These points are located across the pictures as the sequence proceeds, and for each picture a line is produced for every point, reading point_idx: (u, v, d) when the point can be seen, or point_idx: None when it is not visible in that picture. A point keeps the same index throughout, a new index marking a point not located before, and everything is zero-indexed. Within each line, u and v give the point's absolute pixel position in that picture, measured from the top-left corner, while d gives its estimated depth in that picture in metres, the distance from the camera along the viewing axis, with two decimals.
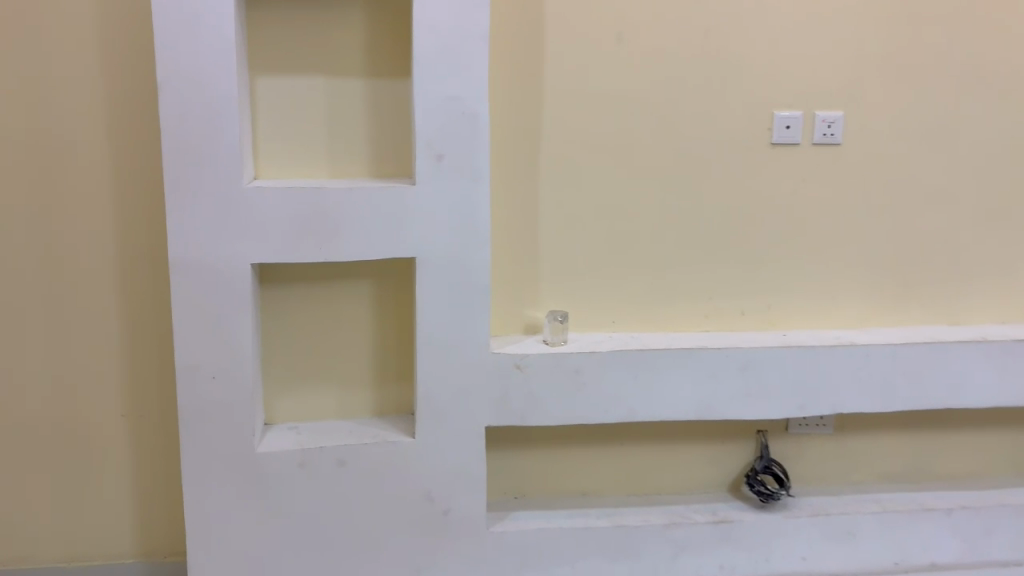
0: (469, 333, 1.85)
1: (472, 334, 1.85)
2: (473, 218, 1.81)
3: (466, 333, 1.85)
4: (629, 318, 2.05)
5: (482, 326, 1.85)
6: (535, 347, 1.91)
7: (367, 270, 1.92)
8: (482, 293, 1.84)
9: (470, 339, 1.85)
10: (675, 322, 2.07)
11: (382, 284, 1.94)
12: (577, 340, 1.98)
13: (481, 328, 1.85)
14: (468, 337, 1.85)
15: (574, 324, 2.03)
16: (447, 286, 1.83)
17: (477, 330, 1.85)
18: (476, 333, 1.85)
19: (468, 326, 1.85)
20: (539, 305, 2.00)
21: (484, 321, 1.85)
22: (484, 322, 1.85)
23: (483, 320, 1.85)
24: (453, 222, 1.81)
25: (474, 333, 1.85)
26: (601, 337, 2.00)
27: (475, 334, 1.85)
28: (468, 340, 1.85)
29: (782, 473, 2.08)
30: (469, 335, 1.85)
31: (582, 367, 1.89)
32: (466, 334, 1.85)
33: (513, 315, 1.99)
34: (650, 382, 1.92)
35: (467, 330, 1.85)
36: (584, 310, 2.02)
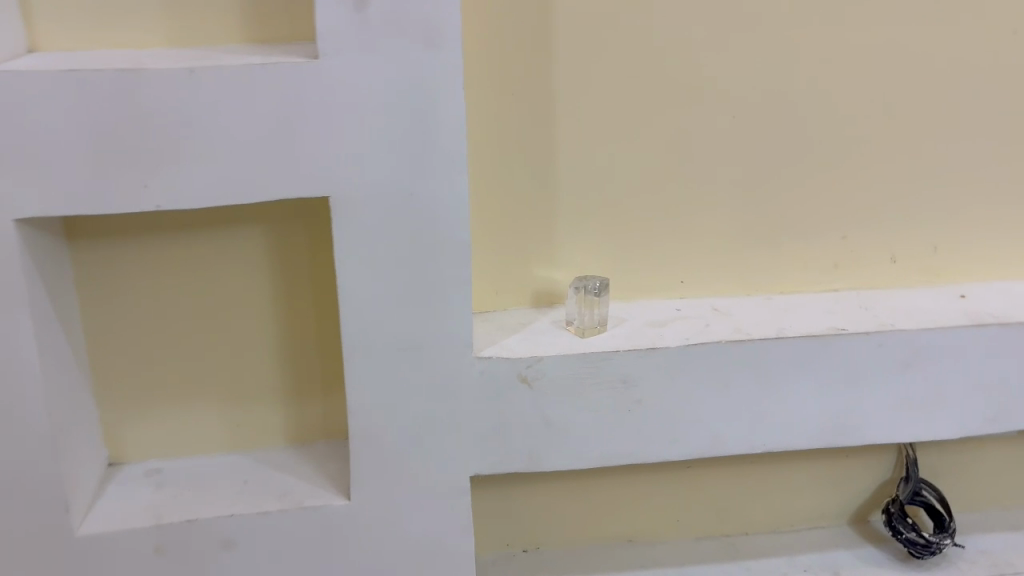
0: (436, 327, 1.05)
1: (441, 328, 1.05)
2: (435, 121, 0.97)
3: (432, 327, 1.05)
4: (707, 276, 1.23)
5: (458, 314, 1.04)
6: (552, 342, 1.11)
7: (259, 213, 1.10)
8: (457, 257, 1.02)
9: (438, 337, 1.05)
10: (782, 281, 1.25)
11: (286, 235, 1.12)
12: (622, 319, 1.18)
13: (457, 319, 1.05)
14: (434, 333, 1.05)
15: (617, 288, 1.22)
16: (392, 247, 1.01)
17: (451, 321, 1.05)
18: (447, 326, 1.05)
19: (433, 314, 1.04)
20: (558, 262, 1.18)
21: (461, 305, 1.04)
22: (461, 307, 1.04)
23: (459, 304, 1.04)
24: (397, 130, 0.97)
25: (445, 327, 1.05)
26: (663, 312, 1.19)
27: (445, 328, 1.05)
28: (434, 339, 1.05)
29: (942, 507, 1.32)
30: (437, 331, 1.05)
31: (633, 376, 1.10)
32: (432, 330, 1.05)
33: (514, 282, 1.18)
34: (748, 391, 1.14)
35: (433, 322, 1.04)
36: (633, 267, 1.21)
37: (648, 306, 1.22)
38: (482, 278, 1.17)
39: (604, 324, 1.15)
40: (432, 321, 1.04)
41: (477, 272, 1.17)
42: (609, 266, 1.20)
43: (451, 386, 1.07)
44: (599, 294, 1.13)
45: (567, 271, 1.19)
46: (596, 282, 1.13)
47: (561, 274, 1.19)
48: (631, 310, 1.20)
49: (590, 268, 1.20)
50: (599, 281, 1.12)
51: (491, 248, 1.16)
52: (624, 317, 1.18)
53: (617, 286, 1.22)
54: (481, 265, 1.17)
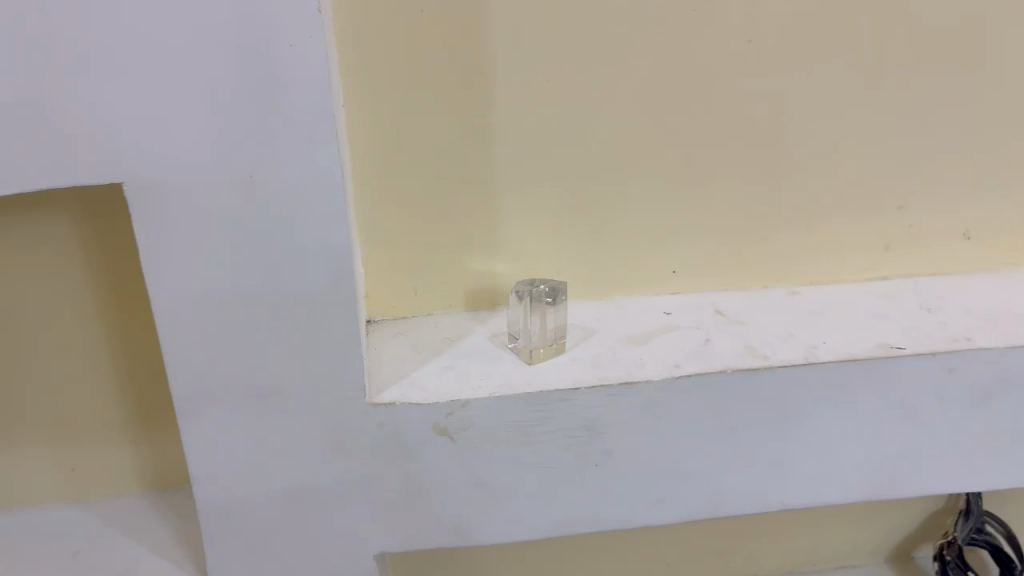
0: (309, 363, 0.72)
1: (317, 365, 0.72)
2: (274, 71, 0.60)
3: (302, 363, 0.72)
4: (708, 263, 0.90)
5: (340, 344, 0.72)
6: (486, 373, 0.79)
7: (47, 209, 0.74)
8: (330, 269, 0.68)
9: (312, 377, 0.73)
10: (811, 266, 0.92)
11: (96, 235, 0.76)
12: (588, 330, 0.84)
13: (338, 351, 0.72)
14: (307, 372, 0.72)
15: (585, 282, 0.89)
16: (228, 255, 0.67)
17: (329, 355, 0.72)
18: (324, 362, 0.72)
19: (302, 347, 0.71)
20: (499, 251, 0.85)
21: (343, 333, 0.71)
22: (343, 334, 0.71)
23: (340, 332, 0.71)
24: (210, 87, 0.60)
25: (323, 364, 0.72)
26: (647, 319, 0.86)
27: (322, 364, 0.72)
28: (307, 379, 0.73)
29: (1012, 551, 1.02)
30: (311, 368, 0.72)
31: (600, 421, 0.78)
32: (303, 367, 0.72)
33: (438, 279, 0.85)
34: (761, 433, 0.81)
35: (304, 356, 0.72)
36: (605, 254, 0.87)
37: (628, 307, 0.89)
38: (394, 276, 0.84)
39: (562, 343, 0.81)
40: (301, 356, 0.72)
41: (385, 268, 0.83)
42: (571, 253, 0.87)
43: (339, 441, 0.75)
44: (553, 301, 0.80)
45: (513, 262, 0.86)
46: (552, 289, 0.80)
47: (503, 265, 0.86)
48: (602, 314, 0.87)
49: (545, 257, 0.86)
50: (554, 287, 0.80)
51: (401, 234, 0.82)
52: (591, 327, 0.85)
53: (583, 280, 0.89)
54: (389, 259, 0.83)
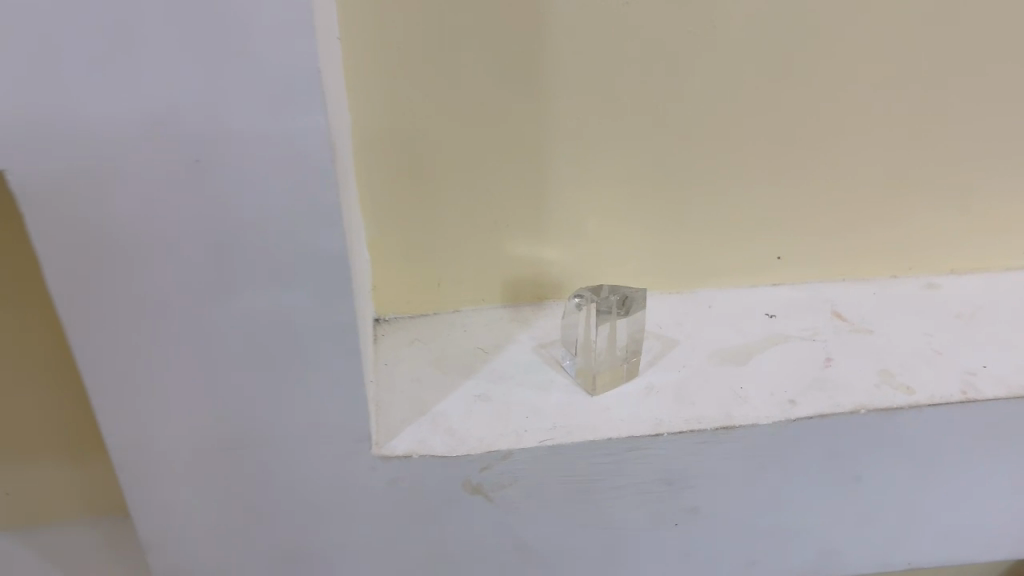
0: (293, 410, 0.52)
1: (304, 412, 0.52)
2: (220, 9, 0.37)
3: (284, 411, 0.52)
4: (824, 248, 0.68)
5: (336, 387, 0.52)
6: (533, 406, 0.59)
7: None
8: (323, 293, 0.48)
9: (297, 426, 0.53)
10: (956, 251, 0.70)
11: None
12: (667, 343, 0.64)
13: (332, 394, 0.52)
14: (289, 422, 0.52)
15: (661, 271, 0.68)
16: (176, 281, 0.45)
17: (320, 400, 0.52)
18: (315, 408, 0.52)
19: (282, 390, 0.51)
20: (550, 232, 0.64)
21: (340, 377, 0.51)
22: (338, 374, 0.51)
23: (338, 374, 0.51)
24: (125, 31, 0.37)
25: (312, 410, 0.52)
26: (744, 326, 0.65)
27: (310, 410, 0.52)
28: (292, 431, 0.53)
29: None
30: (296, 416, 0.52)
31: (684, 473, 0.58)
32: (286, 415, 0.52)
33: (469, 266, 0.65)
34: (896, 488, 0.61)
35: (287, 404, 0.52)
36: (689, 237, 0.66)
37: (716, 306, 0.68)
38: (409, 262, 0.64)
39: (635, 364, 0.61)
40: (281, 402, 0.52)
41: (398, 253, 0.63)
42: (645, 235, 0.65)
43: (337, 502, 0.56)
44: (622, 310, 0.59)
45: (567, 245, 0.65)
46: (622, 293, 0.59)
47: (555, 250, 0.65)
48: (684, 317, 0.66)
49: (609, 240, 0.65)
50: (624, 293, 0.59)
51: (418, 210, 0.61)
52: (672, 339, 0.64)
53: (659, 269, 0.67)
54: (405, 242, 0.63)
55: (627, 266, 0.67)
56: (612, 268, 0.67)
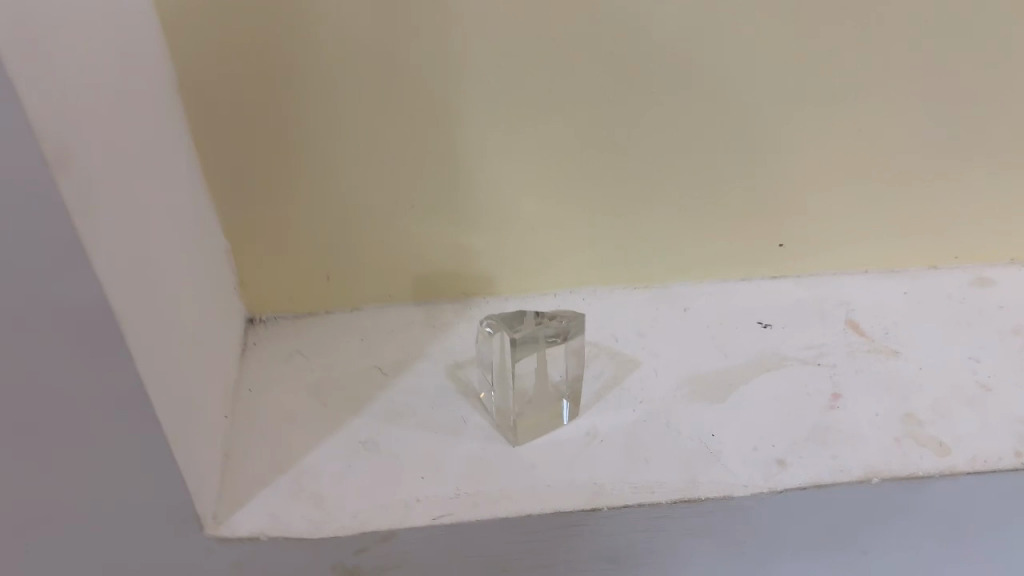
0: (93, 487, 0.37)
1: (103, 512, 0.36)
2: None
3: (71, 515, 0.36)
4: (841, 233, 0.51)
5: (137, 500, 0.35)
6: (432, 461, 0.44)
7: None
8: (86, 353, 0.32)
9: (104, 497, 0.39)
10: (1014, 237, 0.53)
11: None
12: (625, 365, 0.48)
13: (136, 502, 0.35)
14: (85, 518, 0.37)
15: (623, 264, 0.52)
16: None
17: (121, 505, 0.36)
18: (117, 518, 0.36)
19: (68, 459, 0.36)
20: (468, 207, 0.48)
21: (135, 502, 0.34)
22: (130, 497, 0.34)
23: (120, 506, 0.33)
24: None
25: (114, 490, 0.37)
26: (726, 340, 0.50)
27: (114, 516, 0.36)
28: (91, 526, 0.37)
29: None
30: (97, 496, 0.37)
31: (632, 552, 0.44)
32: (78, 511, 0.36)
33: (364, 253, 0.49)
34: (912, 561, 0.47)
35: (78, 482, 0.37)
36: (659, 217, 0.50)
37: (695, 310, 0.52)
38: (282, 250, 0.49)
39: (574, 402, 0.45)
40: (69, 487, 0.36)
41: (268, 232, 0.48)
42: (600, 213, 0.49)
43: None
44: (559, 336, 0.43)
45: (493, 227, 0.49)
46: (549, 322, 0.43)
47: (478, 232, 0.49)
48: (650, 325, 0.51)
49: (551, 220, 0.49)
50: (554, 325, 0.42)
51: (284, 175, 0.46)
52: (634, 359, 0.49)
53: (619, 258, 0.51)
54: (272, 219, 0.47)
55: (578, 253, 0.51)
56: (557, 260, 0.51)
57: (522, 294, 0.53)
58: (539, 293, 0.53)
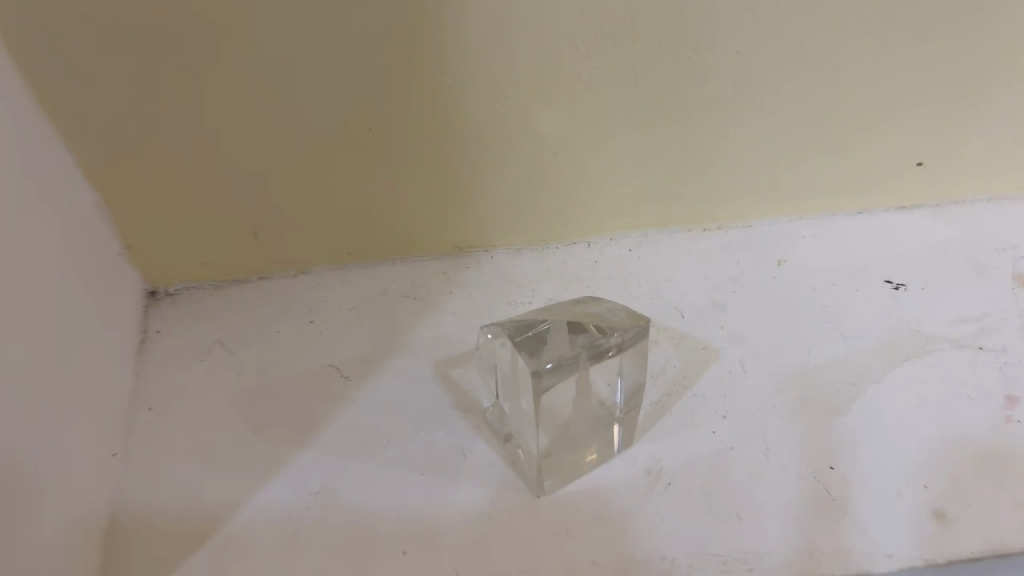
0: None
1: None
2: None
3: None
4: (1005, 145, 0.35)
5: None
6: (413, 515, 0.29)
7: None
8: None
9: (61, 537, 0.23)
10: None
11: None
12: (699, 358, 0.33)
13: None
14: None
15: (686, 199, 0.36)
16: None
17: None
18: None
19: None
20: (455, 130, 0.31)
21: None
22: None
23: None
24: None
25: None
26: (840, 308, 0.34)
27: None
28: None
29: None
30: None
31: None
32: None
33: (302, 195, 0.33)
34: None
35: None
36: (746, 131, 0.33)
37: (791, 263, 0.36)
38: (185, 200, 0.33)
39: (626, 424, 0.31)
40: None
41: (153, 174, 0.32)
42: (659, 128, 0.33)
43: None
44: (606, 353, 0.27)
45: (495, 156, 0.33)
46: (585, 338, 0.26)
47: (473, 163, 0.33)
48: (729, 291, 0.35)
49: (583, 140, 0.33)
50: (594, 348, 0.26)
51: (164, 89, 0.29)
52: (709, 346, 0.33)
53: (680, 191, 0.35)
54: (156, 155, 0.31)
55: (622, 186, 0.35)
56: (590, 196, 0.35)
57: (538, 244, 0.37)
58: (563, 240, 0.37)
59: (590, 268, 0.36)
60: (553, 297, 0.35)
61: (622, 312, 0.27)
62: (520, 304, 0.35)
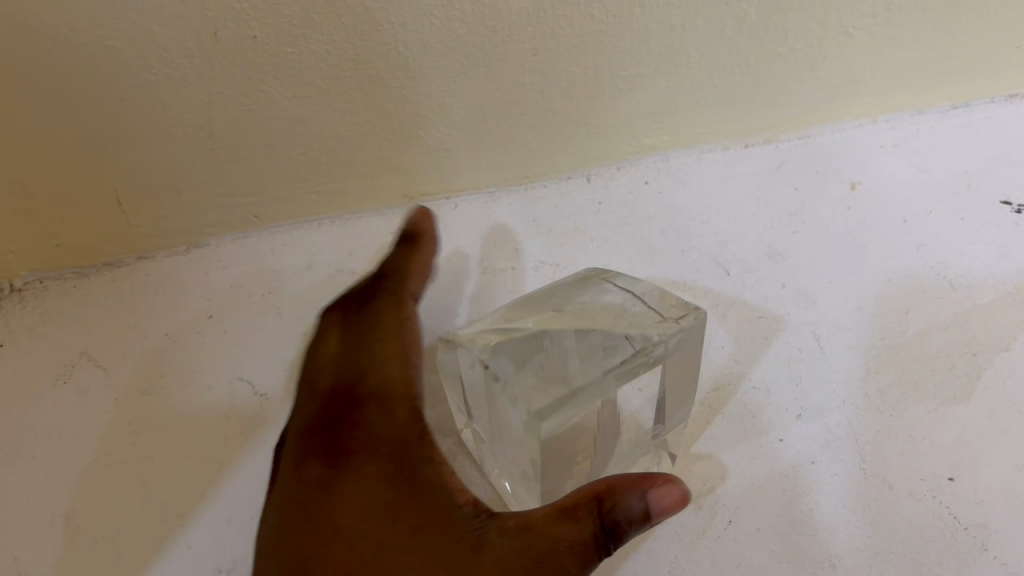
0: (325, 414, 0.20)
1: (399, 419, 0.19)
2: None
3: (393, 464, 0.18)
4: None
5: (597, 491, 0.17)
6: None
7: None
8: None
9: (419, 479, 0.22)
10: None
11: None
12: (754, 336, 0.24)
13: (593, 504, 0.17)
14: (376, 494, 0.18)
15: (717, 107, 0.26)
16: None
17: (565, 512, 0.17)
18: (556, 541, 0.16)
19: (340, 311, 0.22)
20: (379, 28, 0.21)
21: (636, 489, 0.17)
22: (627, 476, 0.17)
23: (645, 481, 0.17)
24: None
25: None
26: (943, 244, 0.25)
27: (529, 537, 0.17)
28: (369, 527, 0.17)
29: None
30: (367, 356, 0.21)
31: None
32: (387, 477, 0.18)
33: (173, 140, 0.23)
34: None
35: (310, 448, 0.19)
36: (803, 4, 0.23)
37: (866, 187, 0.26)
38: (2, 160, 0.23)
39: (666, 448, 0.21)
40: (330, 434, 0.19)
41: None
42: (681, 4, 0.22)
43: None
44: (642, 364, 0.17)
45: (446, 64, 0.22)
46: (608, 346, 0.17)
47: (412, 76, 0.23)
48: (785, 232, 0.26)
49: (569, 32, 0.22)
50: (626, 362, 0.17)
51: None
52: (768, 315, 0.24)
53: (708, 96, 0.25)
54: None
55: (630, 96, 0.25)
56: (584, 113, 0.25)
57: (518, 181, 0.27)
58: (551, 174, 0.27)
59: (593, 212, 0.27)
60: (546, 259, 0.26)
61: (648, 299, 0.18)
62: (500, 273, 0.25)
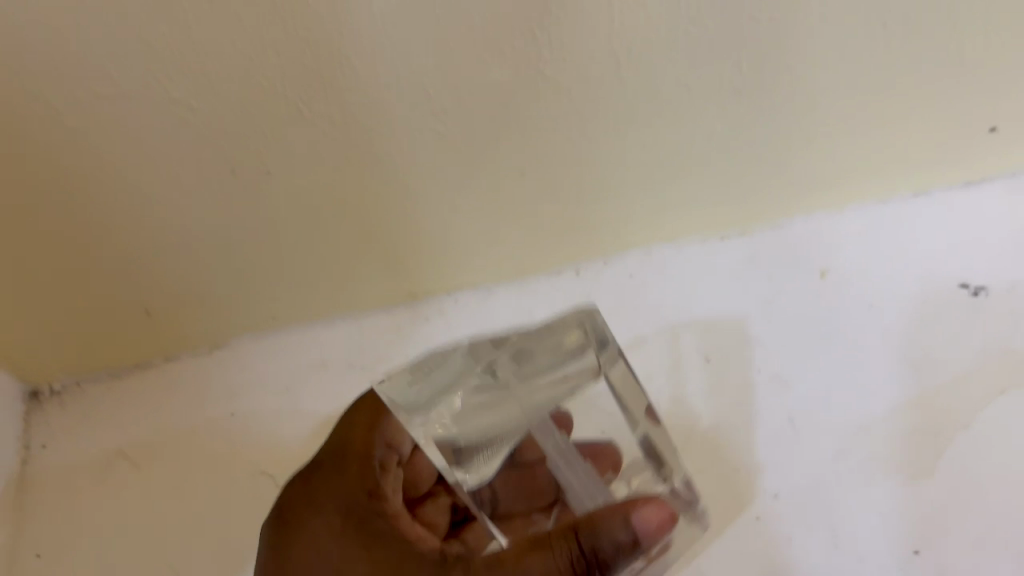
0: (307, 486, 0.22)
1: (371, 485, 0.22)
2: None
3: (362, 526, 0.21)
4: None
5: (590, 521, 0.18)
6: None
7: None
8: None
9: (418, 487, 0.23)
10: None
11: None
12: (733, 420, 0.26)
13: (577, 530, 0.18)
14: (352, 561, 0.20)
15: (693, 208, 0.28)
16: None
17: (546, 538, 0.18)
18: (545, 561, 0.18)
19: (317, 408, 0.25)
20: (381, 163, 0.23)
21: (621, 513, 0.17)
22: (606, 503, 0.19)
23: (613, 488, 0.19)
24: None
25: None
26: (908, 327, 0.27)
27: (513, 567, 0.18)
28: None
29: None
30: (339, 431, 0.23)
31: None
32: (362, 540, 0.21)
33: (187, 256, 0.25)
34: None
35: (290, 521, 0.22)
36: (768, 125, 0.25)
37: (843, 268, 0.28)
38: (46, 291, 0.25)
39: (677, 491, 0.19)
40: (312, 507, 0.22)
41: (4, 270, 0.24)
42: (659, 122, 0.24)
43: None
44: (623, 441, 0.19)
45: (442, 187, 0.25)
46: (556, 384, 0.18)
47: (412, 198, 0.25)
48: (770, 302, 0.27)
49: (552, 157, 0.24)
50: (568, 381, 0.18)
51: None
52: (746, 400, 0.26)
53: (684, 199, 0.27)
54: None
55: (612, 204, 0.27)
56: (570, 219, 0.27)
57: (515, 276, 0.29)
58: (545, 268, 0.29)
59: (584, 303, 0.29)
60: None
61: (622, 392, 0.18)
62: None
